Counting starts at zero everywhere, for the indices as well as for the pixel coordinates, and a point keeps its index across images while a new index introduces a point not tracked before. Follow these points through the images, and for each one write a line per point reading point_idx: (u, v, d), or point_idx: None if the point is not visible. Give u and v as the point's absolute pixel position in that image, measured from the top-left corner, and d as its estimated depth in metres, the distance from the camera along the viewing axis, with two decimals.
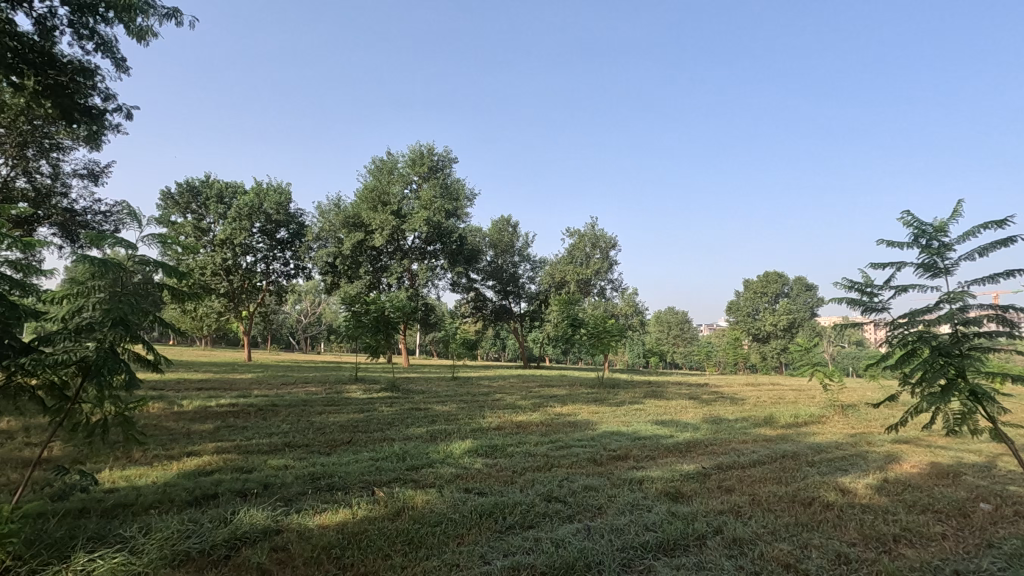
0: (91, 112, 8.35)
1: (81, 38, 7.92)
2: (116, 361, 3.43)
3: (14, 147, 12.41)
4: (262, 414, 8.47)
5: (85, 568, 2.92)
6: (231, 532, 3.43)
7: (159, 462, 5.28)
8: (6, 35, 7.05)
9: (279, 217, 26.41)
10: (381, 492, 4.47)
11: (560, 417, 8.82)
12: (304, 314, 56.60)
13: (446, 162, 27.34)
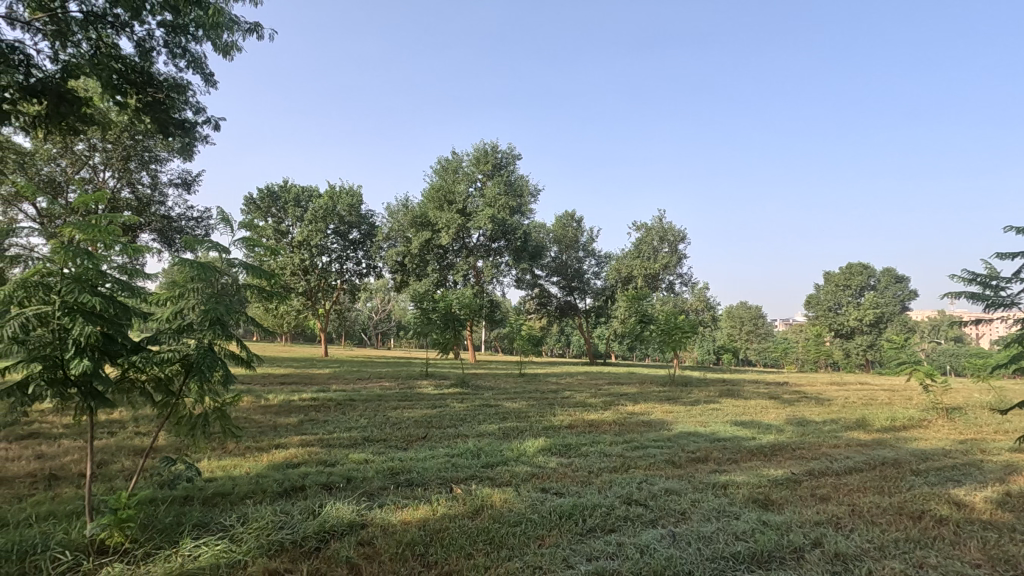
0: (184, 125, 8.95)
1: (175, 57, 8.51)
2: (215, 359, 3.64)
3: (119, 160, 13.64)
4: (341, 408, 8.83)
5: (191, 554, 3.11)
6: (320, 524, 3.55)
7: (251, 454, 5.60)
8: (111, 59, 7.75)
9: (352, 218, 27.63)
10: (459, 489, 4.51)
11: (632, 416, 8.62)
12: (375, 311, 58.93)
13: (510, 159, 27.46)
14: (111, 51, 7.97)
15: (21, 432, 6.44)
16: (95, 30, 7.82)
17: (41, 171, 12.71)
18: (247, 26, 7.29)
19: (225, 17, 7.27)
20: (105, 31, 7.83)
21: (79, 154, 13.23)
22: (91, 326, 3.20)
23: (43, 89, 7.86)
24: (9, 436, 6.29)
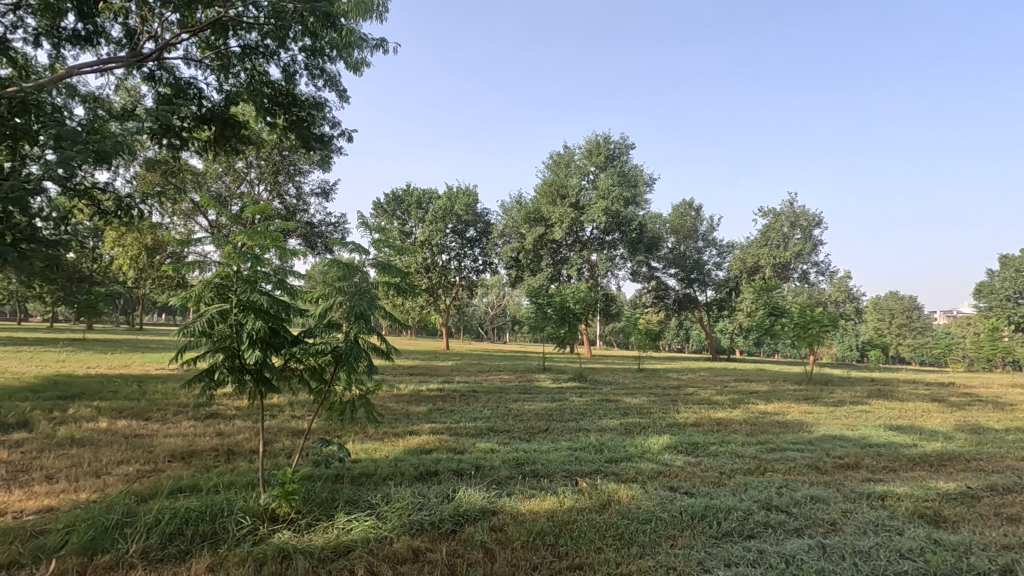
0: (323, 139, 9.85)
1: (314, 78, 9.38)
2: (359, 351, 3.97)
3: (270, 175, 15.39)
4: (466, 399, 9.24)
5: (345, 527, 3.44)
6: (455, 508, 3.74)
7: (389, 438, 6.06)
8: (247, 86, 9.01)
9: (468, 217, 28.75)
10: (584, 483, 4.50)
11: (766, 416, 8.05)
12: (491, 306, 60.94)
13: (623, 150, 26.83)
14: (263, 78, 9.01)
15: (205, 412, 7.55)
16: (250, 61, 8.88)
17: (211, 188, 14.74)
18: (375, 42, 7.82)
19: (356, 36, 7.85)
20: (258, 61, 8.86)
21: (240, 171, 15.09)
22: (260, 321, 3.66)
23: (212, 116, 9.11)
24: (197, 415, 7.40)
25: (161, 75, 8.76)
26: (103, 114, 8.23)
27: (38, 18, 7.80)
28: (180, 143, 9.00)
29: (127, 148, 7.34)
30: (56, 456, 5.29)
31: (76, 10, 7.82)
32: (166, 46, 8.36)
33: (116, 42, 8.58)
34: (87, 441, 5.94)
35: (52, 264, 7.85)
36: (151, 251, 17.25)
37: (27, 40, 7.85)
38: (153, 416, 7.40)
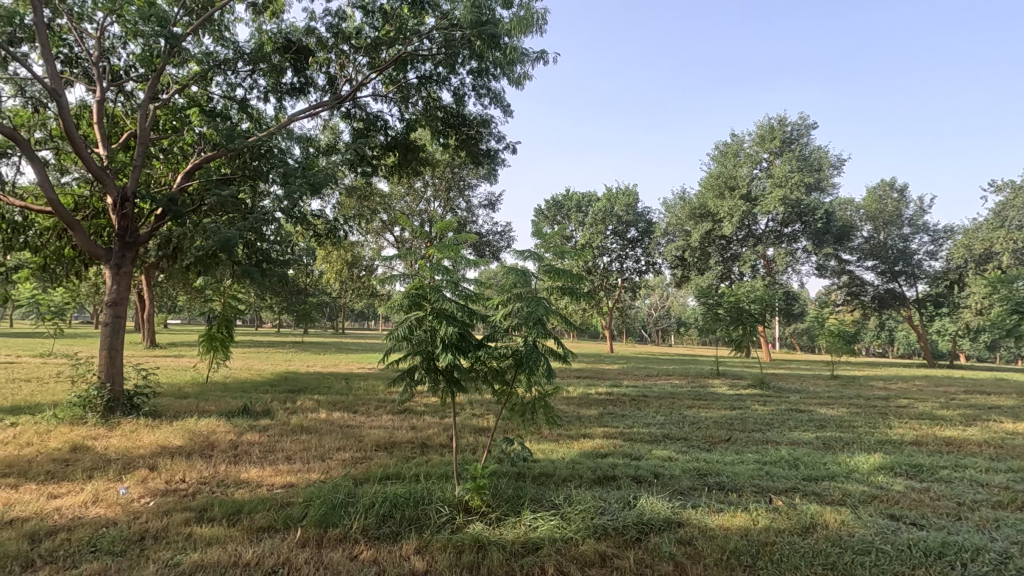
0: (490, 154, 10.45)
1: (481, 97, 9.99)
2: (539, 355, 4.13)
3: (444, 191, 16.79)
4: (637, 404, 9.05)
5: (531, 524, 3.56)
6: (638, 516, 3.65)
7: (564, 440, 6.18)
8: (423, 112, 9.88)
9: (629, 218, 28.23)
10: (780, 501, 4.09)
11: (1017, 437, 6.53)
12: (655, 307, 59.05)
13: (802, 131, 24.07)
14: (437, 103, 9.85)
15: (400, 408, 8.47)
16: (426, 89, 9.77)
17: (396, 208, 16.51)
18: (536, 54, 8.08)
19: (518, 52, 8.22)
20: (433, 88, 9.71)
21: (419, 191, 16.74)
22: (451, 327, 4.01)
23: (396, 143, 10.25)
24: (395, 409, 8.35)
25: (355, 112, 10.06)
26: (314, 152, 9.72)
27: (267, 77, 9.50)
28: (371, 170, 10.25)
29: (334, 180, 8.58)
30: (293, 441, 6.34)
31: (292, 67, 9.36)
32: (358, 87, 9.60)
33: (321, 89, 10.08)
34: (313, 429, 7.03)
35: (283, 280, 9.48)
36: (350, 266, 19.89)
37: (260, 98, 9.60)
38: (360, 409, 8.49)
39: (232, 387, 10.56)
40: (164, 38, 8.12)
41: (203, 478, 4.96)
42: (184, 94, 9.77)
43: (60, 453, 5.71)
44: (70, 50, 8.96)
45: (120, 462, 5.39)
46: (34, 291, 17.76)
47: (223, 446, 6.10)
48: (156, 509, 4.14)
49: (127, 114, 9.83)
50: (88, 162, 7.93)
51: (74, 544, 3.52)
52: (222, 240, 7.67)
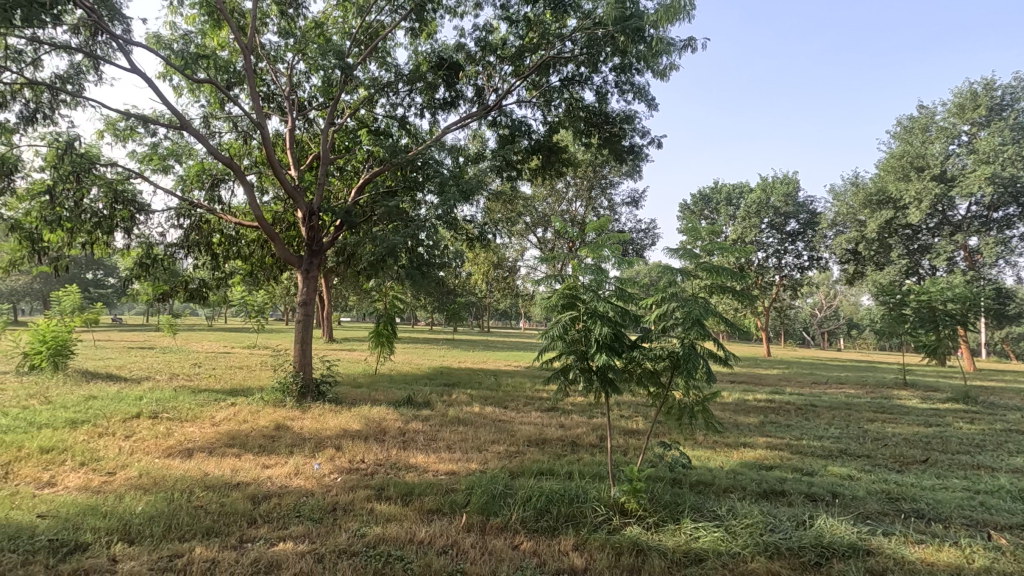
0: (634, 150, 10.18)
1: (624, 93, 9.80)
2: (697, 357, 3.95)
3: (586, 190, 16.78)
4: (804, 413, 8.21)
5: (693, 534, 3.41)
6: (818, 538, 3.30)
7: (721, 448, 5.83)
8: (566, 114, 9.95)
9: (788, 208, 25.76)
10: (1002, 540, 3.43)
11: None
12: (819, 308, 53.14)
13: (1018, 93, 19.91)
14: (579, 103, 9.88)
15: (548, 406, 8.66)
16: (568, 90, 9.86)
17: (539, 210, 16.91)
18: (683, 43, 7.70)
19: (664, 42, 7.92)
20: (575, 89, 9.76)
21: (560, 191, 16.92)
22: (605, 327, 3.99)
23: (539, 146, 10.46)
24: (543, 407, 8.54)
25: (501, 120, 10.49)
26: (464, 161, 10.31)
27: (422, 95, 10.30)
28: (516, 175, 10.59)
29: (485, 186, 9.01)
30: (452, 431, 6.81)
31: (444, 83, 10.03)
32: (504, 95, 9.98)
33: (469, 101, 10.65)
34: (468, 421, 7.47)
35: (440, 281, 10.19)
36: (496, 267, 20.80)
37: (417, 114, 10.44)
38: (509, 405, 8.82)
39: (397, 379, 11.63)
40: (339, 69, 9.21)
41: (378, 460, 5.53)
42: (355, 117, 10.97)
43: (267, 430, 6.77)
44: (268, 88, 10.58)
45: (312, 441, 6.24)
46: (243, 293, 21.28)
47: (392, 432, 6.76)
48: (343, 485, 4.70)
49: (311, 139, 11.31)
50: (285, 183, 9.29)
51: (283, 508, 4.15)
52: (389, 246, 8.48)
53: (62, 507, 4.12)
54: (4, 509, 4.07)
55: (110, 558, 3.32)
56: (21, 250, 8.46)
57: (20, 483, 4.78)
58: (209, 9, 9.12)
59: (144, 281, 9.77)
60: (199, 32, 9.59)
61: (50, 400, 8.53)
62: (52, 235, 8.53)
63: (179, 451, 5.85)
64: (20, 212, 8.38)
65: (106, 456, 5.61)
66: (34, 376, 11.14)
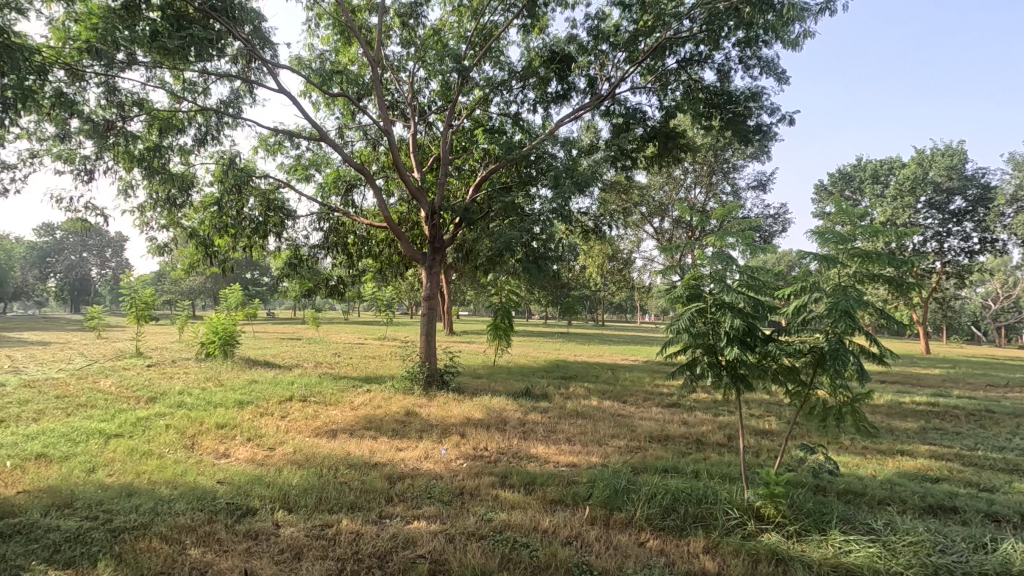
0: (761, 129, 9.36)
1: (749, 69, 9.08)
2: (846, 353, 3.56)
3: (707, 176, 15.88)
4: (977, 420, 7.09)
5: (843, 548, 3.09)
6: (1004, 565, 2.83)
7: (872, 456, 5.22)
8: (684, 97, 9.45)
9: (952, 183, 22.35)
10: None
11: None
12: (994, 299, 45.58)
13: None
14: (699, 85, 9.34)
15: (669, 402, 8.36)
16: (687, 72, 9.37)
17: (655, 199, 16.33)
18: (819, 7, 6.95)
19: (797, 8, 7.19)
20: (695, 69, 9.26)
21: (678, 178, 16.19)
22: (737, 320, 3.75)
23: (656, 133, 10.05)
24: (664, 403, 8.26)
25: (615, 109, 10.25)
26: (577, 153, 10.22)
27: (535, 90, 10.38)
28: (631, 164, 10.27)
29: (600, 177, 8.84)
30: (571, 424, 6.83)
31: (557, 76, 10.04)
32: (618, 83, 9.74)
33: (582, 92, 10.52)
34: (587, 415, 7.44)
35: (555, 275, 10.22)
36: (611, 260, 20.44)
37: (530, 110, 10.55)
38: (629, 399, 8.64)
39: (515, 372, 11.90)
40: (456, 72, 9.56)
41: (501, 448, 5.70)
42: (471, 117, 11.33)
43: (399, 415, 7.28)
44: (393, 96, 11.30)
45: (439, 427, 6.60)
46: (374, 289, 23.04)
47: (513, 422, 6.93)
48: (469, 470, 4.91)
49: (431, 142, 11.90)
50: (410, 185, 9.86)
51: (416, 489, 4.43)
52: (506, 241, 8.67)
53: (235, 476, 4.77)
54: (193, 474, 4.80)
55: (274, 522, 3.77)
56: (199, 254, 9.90)
57: (203, 453, 5.61)
58: (341, 28, 9.95)
59: (293, 279, 10.95)
60: (333, 51, 10.49)
61: (223, 383, 9.89)
62: (220, 241, 9.85)
63: (325, 432, 6.50)
64: (196, 222, 9.77)
65: (267, 433, 6.38)
66: (210, 362, 13.00)
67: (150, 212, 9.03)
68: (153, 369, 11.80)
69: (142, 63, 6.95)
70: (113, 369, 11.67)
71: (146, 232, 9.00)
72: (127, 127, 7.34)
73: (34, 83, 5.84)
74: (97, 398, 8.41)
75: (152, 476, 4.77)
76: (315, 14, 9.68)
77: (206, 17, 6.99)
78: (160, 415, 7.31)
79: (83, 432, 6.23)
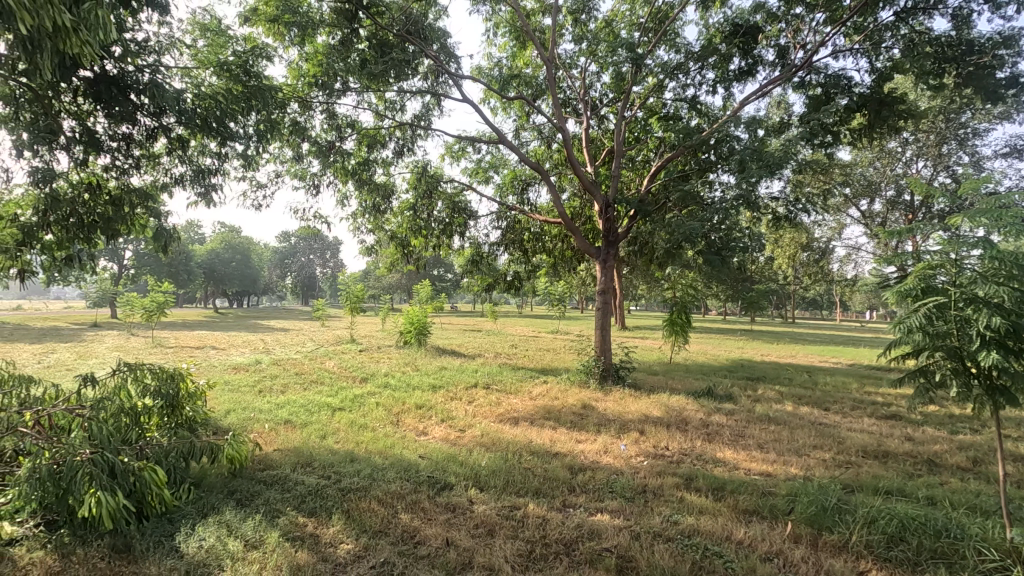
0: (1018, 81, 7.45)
1: (1000, 7, 7.32)
2: None
3: (934, 145, 13.26)
4: None
5: None
6: None
7: None
8: (905, 55, 7.96)
9: None
10: None
11: None
12: None
13: None
14: (926, 37, 7.80)
15: (886, 413, 7.17)
16: (909, 24, 7.88)
17: (863, 177, 14.12)
18: None
19: None
20: (920, 19, 7.76)
21: (894, 151, 13.78)
22: (995, 318, 3.02)
23: (865, 101, 8.64)
24: (878, 414, 7.13)
25: (811, 79, 9.09)
26: (765, 132, 9.27)
27: (715, 69, 9.66)
28: (832, 141, 9.01)
29: (794, 156, 7.85)
30: (762, 429, 6.25)
31: (740, 51, 9.20)
32: (817, 48, 8.57)
33: (771, 64, 9.51)
34: (781, 421, 6.72)
35: (740, 267, 9.42)
36: (805, 249, 18.22)
37: (710, 91, 9.86)
38: (832, 407, 7.61)
39: (694, 370, 11.27)
40: (629, 61, 9.33)
41: (684, 449, 5.44)
42: (645, 106, 10.97)
43: (576, 408, 7.38)
44: (566, 94, 11.46)
45: (616, 423, 6.53)
46: (547, 283, 23.72)
47: (696, 423, 6.56)
48: (651, 469, 4.78)
49: (603, 135, 11.81)
50: (583, 179, 9.86)
51: (597, 482, 4.44)
52: (684, 232, 8.24)
53: (433, 452, 5.28)
54: (400, 448, 5.44)
55: (468, 499, 4.09)
56: (398, 253, 11.17)
57: (406, 429, 6.31)
58: (517, 34, 10.37)
59: (475, 275, 11.77)
60: (510, 57, 10.99)
61: (418, 368, 11.04)
62: (415, 241, 10.98)
63: (508, 419, 6.86)
64: (396, 225, 11.00)
65: (458, 416, 6.95)
66: (407, 349, 14.62)
67: (360, 218, 10.44)
68: (364, 353, 13.67)
69: (354, 89, 8.03)
70: (334, 353, 13.78)
71: (358, 236, 10.44)
72: (344, 145, 8.57)
73: (279, 116, 7.15)
74: (324, 376, 10.00)
75: (368, 446, 5.51)
76: (493, 24, 10.23)
77: (403, 40, 7.77)
78: (371, 393, 8.41)
79: (316, 404, 7.45)
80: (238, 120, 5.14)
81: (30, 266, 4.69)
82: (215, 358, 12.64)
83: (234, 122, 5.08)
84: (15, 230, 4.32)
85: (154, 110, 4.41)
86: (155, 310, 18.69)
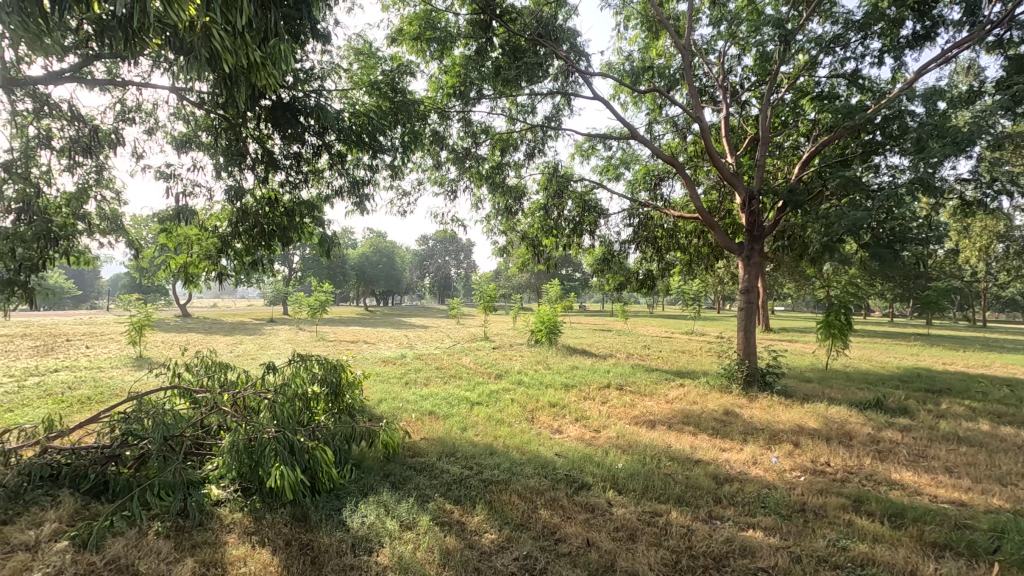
0: None
1: None
2: None
3: None
4: None
5: None
6: None
7: None
8: None
9: None
10: None
11: None
12: None
13: None
14: None
15: None
16: None
17: None
18: None
19: None
20: None
21: None
22: None
23: None
24: None
25: (1013, 36, 7.60)
26: (948, 105, 7.94)
27: (883, 37, 8.48)
28: None
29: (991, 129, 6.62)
30: (950, 450, 5.36)
31: (915, 14, 7.99)
32: None
33: (957, 24, 8.12)
34: (975, 442, 5.71)
35: (916, 262, 8.18)
36: (1002, 240, 15.33)
37: (876, 63, 8.68)
38: None
39: (857, 378, 10.02)
40: (777, 39, 8.56)
41: (849, 467, 4.85)
42: (794, 87, 9.99)
43: (718, 414, 6.93)
44: (702, 82, 10.84)
45: (765, 432, 6.02)
46: (681, 282, 22.63)
47: (863, 438, 5.82)
48: (809, 485, 4.33)
49: (745, 122, 10.97)
50: (724, 171, 9.23)
51: (747, 495, 4.12)
52: (844, 224, 7.37)
53: (569, 451, 5.29)
54: (536, 445, 5.53)
55: (607, 501, 4.03)
56: (530, 253, 11.39)
57: (541, 427, 6.40)
58: (649, 24, 10.01)
59: (606, 274, 11.61)
60: (641, 49, 10.65)
61: (550, 366, 11.16)
62: (546, 241, 11.10)
63: (643, 422, 6.64)
64: (527, 226, 11.23)
65: (591, 416, 6.89)
66: (538, 347, 14.86)
67: (494, 220, 10.81)
68: (497, 350, 14.15)
69: (488, 95, 8.33)
70: (469, 349, 14.46)
71: (491, 237, 10.83)
72: (478, 151, 8.92)
73: (422, 127, 7.64)
74: (462, 371, 10.51)
75: (505, 441, 5.68)
76: (624, 17, 9.99)
77: (535, 44, 7.88)
78: (506, 390, 8.67)
79: (456, 398, 7.86)
80: (387, 134, 5.56)
81: (226, 269, 5.70)
82: (367, 351, 13.91)
83: (383, 136, 5.52)
84: (216, 239, 5.39)
85: (318, 130, 4.94)
86: (318, 308, 21.07)
